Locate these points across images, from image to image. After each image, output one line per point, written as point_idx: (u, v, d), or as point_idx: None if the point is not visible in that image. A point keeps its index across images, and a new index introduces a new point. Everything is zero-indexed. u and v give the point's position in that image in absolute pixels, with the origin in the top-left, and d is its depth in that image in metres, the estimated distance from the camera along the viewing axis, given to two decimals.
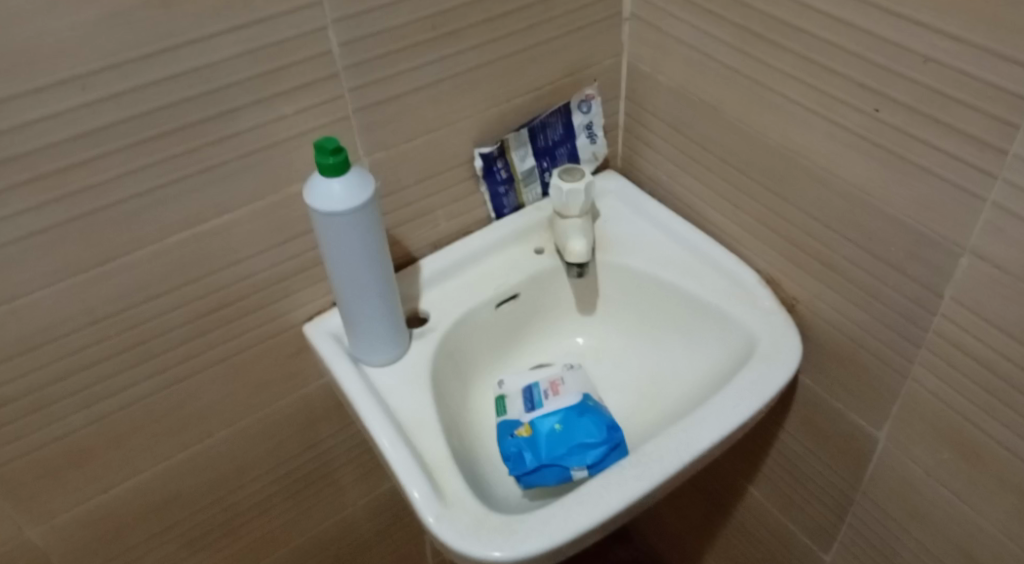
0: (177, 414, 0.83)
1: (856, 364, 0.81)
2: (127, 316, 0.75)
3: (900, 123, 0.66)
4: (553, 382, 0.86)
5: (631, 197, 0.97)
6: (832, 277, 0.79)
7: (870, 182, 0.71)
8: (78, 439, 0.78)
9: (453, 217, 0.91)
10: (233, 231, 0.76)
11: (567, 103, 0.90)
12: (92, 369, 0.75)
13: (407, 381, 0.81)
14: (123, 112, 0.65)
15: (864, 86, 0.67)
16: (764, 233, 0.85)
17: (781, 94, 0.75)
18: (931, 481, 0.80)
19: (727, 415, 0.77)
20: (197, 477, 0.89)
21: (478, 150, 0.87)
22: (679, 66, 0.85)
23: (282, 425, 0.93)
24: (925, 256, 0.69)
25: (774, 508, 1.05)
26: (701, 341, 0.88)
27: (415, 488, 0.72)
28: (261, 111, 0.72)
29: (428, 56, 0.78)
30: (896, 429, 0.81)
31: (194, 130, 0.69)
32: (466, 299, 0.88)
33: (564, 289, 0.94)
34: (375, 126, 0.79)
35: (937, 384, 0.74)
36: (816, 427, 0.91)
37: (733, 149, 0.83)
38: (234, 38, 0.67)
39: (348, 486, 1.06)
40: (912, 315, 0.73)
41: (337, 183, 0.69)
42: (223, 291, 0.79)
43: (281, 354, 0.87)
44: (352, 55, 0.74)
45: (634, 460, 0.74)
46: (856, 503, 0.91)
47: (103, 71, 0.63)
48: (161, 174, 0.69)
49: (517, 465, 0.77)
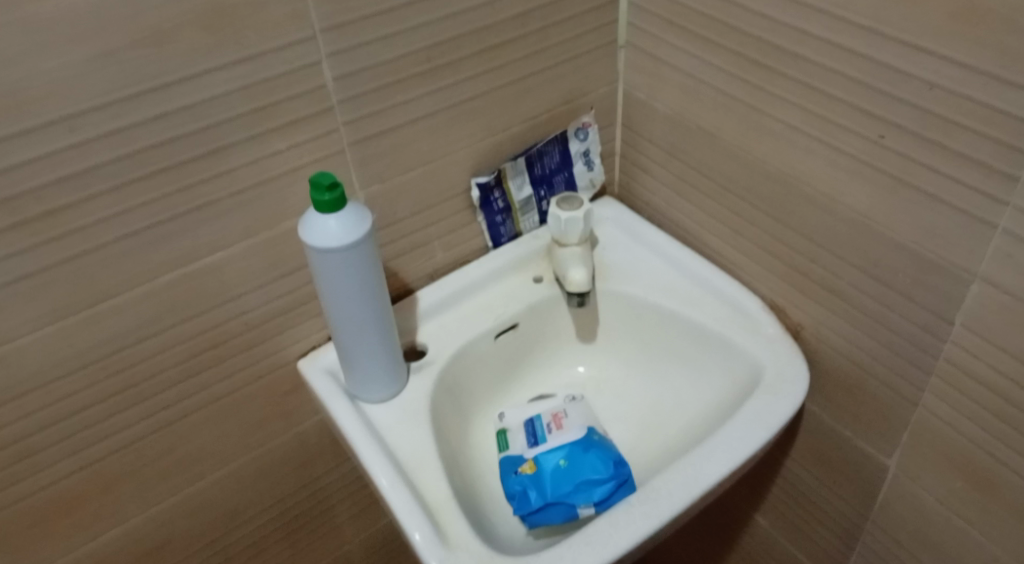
0: (170, 456, 0.81)
1: (864, 392, 0.80)
2: (117, 359, 0.73)
3: (904, 150, 0.65)
4: (556, 415, 0.83)
5: (630, 223, 0.96)
6: (838, 304, 0.78)
7: (874, 208, 0.69)
8: (66, 487, 0.76)
9: (450, 248, 0.89)
10: (226, 269, 0.74)
11: (564, 131, 0.89)
12: (81, 414, 0.73)
13: (406, 418, 0.79)
14: (113, 152, 0.63)
15: (867, 112, 0.66)
16: (766, 259, 0.84)
17: (782, 121, 0.74)
18: (944, 510, 0.79)
19: (735, 447, 0.75)
20: (190, 520, 0.87)
21: (475, 180, 0.85)
22: (677, 93, 0.83)
23: (277, 463, 0.90)
24: (933, 283, 0.68)
25: (781, 535, 1.03)
26: (705, 370, 0.87)
27: (417, 531, 0.70)
28: (253, 148, 0.70)
29: (422, 88, 0.76)
30: (906, 457, 0.79)
31: (185, 168, 0.67)
32: (464, 330, 0.86)
33: (564, 318, 0.92)
34: (369, 160, 0.77)
35: (949, 412, 0.73)
36: (824, 455, 0.89)
37: (733, 176, 0.82)
38: (225, 75, 0.65)
39: (346, 522, 1.03)
40: (921, 343, 0.72)
41: (333, 219, 0.67)
42: (217, 329, 0.77)
43: (277, 392, 0.85)
44: (345, 89, 0.72)
45: (642, 496, 0.72)
46: (866, 531, 0.90)
47: (91, 112, 0.61)
48: (151, 214, 0.68)
49: (522, 504, 0.74)
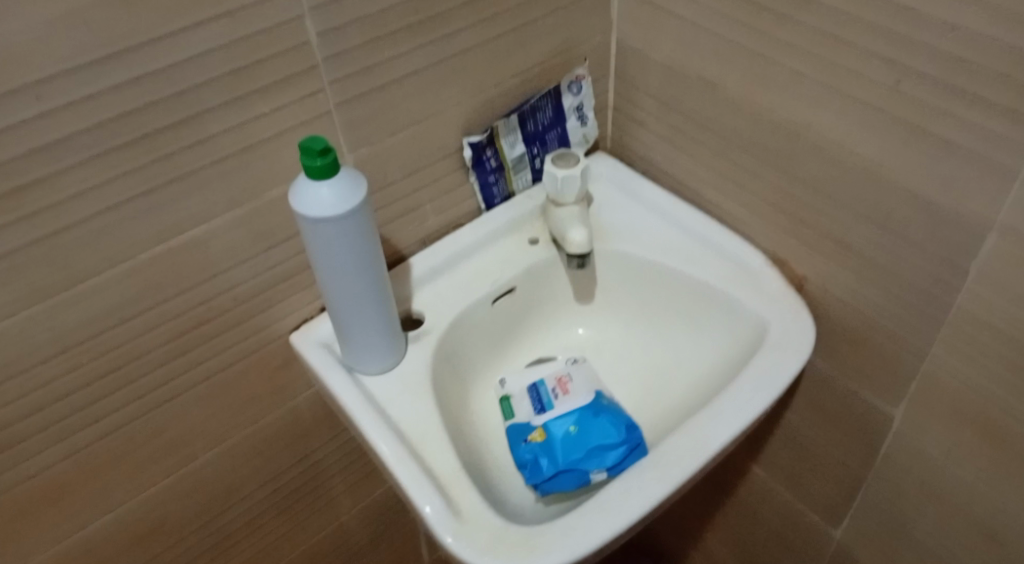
0: (160, 438, 0.78)
1: (870, 344, 0.79)
2: (100, 342, 0.69)
3: (920, 95, 0.63)
4: (560, 379, 0.80)
5: (626, 180, 0.93)
6: (846, 256, 0.77)
7: (887, 156, 0.68)
8: (51, 476, 0.72)
9: (442, 211, 0.86)
10: (211, 243, 0.70)
11: (556, 85, 0.86)
12: (64, 401, 0.69)
13: (406, 389, 0.77)
14: (85, 122, 0.59)
15: (882, 58, 0.64)
16: (769, 212, 0.82)
17: (790, 69, 0.72)
18: (951, 459, 0.79)
19: (745, 405, 0.74)
20: (183, 501, 0.84)
21: (466, 139, 0.82)
22: (675, 43, 0.80)
23: (271, 440, 0.88)
24: (948, 233, 0.67)
25: (781, 487, 1.03)
26: (708, 327, 0.85)
27: (427, 505, 0.68)
28: (235, 112, 0.66)
29: (411, 43, 0.72)
30: (914, 408, 0.79)
31: (164, 136, 0.63)
32: (461, 296, 0.83)
33: (562, 280, 0.90)
34: (358, 121, 0.73)
35: (959, 362, 0.72)
36: (826, 407, 0.89)
37: (735, 128, 0.80)
38: (203, 34, 0.61)
39: (342, 495, 1.01)
40: (933, 294, 0.71)
41: (325, 186, 0.64)
42: (203, 306, 0.73)
43: (268, 368, 0.82)
44: (330, 46, 0.68)
45: (655, 460, 0.70)
46: (869, 481, 0.90)
47: (58, 78, 0.57)
48: (129, 187, 0.63)
49: (534, 474, 0.73)
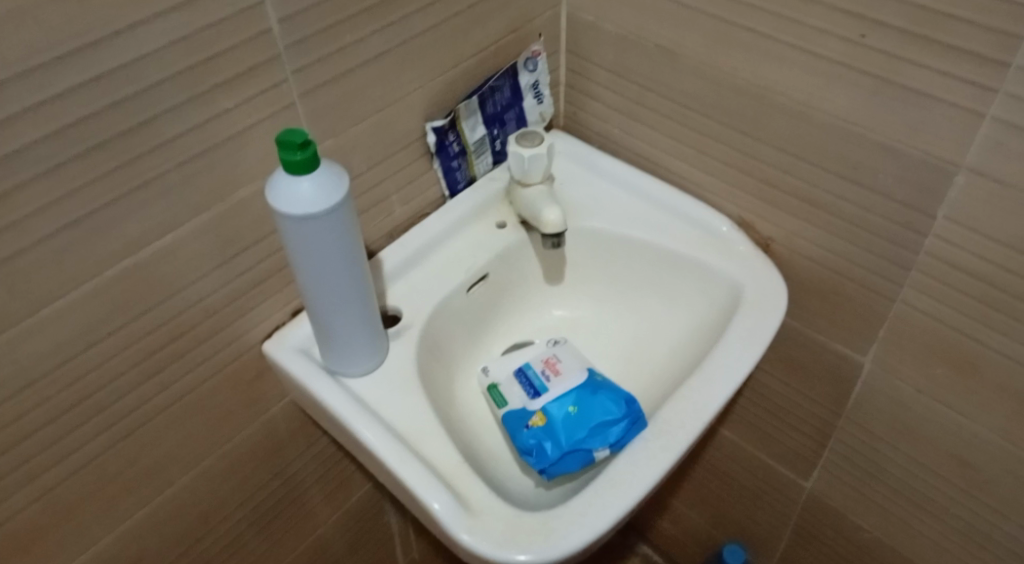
0: (135, 468, 0.72)
1: (839, 296, 0.82)
2: (67, 370, 0.63)
3: (888, 48, 0.66)
4: (549, 361, 0.79)
5: (584, 155, 0.93)
6: (815, 213, 0.79)
7: (856, 111, 0.70)
8: (21, 522, 0.66)
9: (407, 201, 0.83)
10: (179, 252, 0.66)
11: (513, 64, 0.85)
12: (30, 439, 0.63)
13: (395, 387, 0.74)
14: (40, 130, 0.54)
15: (848, 13, 0.66)
16: (734, 176, 0.83)
17: (753, 31, 0.73)
18: (922, 397, 0.82)
19: (735, 367, 0.74)
20: (160, 532, 0.79)
21: (429, 125, 0.80)
22: (631, 12, 0.81)
23: (247, 456, 0.83)
24: (917, 179, 0.70)
25: (750, 445, 1.06)
26: (681, 294, 0.86)
27: (436, 502, 0.65)
28: (198, 109, 0.61)
29: (372, 25, 0.69)
30: (885, 353, 0.82)
31: (125, 141, 0.58)
32: (436, 286, 0.81)
33: (532, 262, 0.89)
34: (323, 111, 0.70)
35: (929, 303, 0.76)
36: (795, 362, 0.91)
37: (697, 94, 0.81)
38: (162, 25, 0.56)
39: (318, 506, 0.97)
40: (903, 241, 0.74)
41: (306, 181, 0.60)
42: (174, 320, 0.69)
43: (242, 381, 0.78)
44: (292, 32, 0.64)
45: (657, 430, 0.70)
46: (840, 429, 0.93)
47: (9, 82, 0.51)
48: (91, 199, 0.58)
49: (540, 458, 0.72)
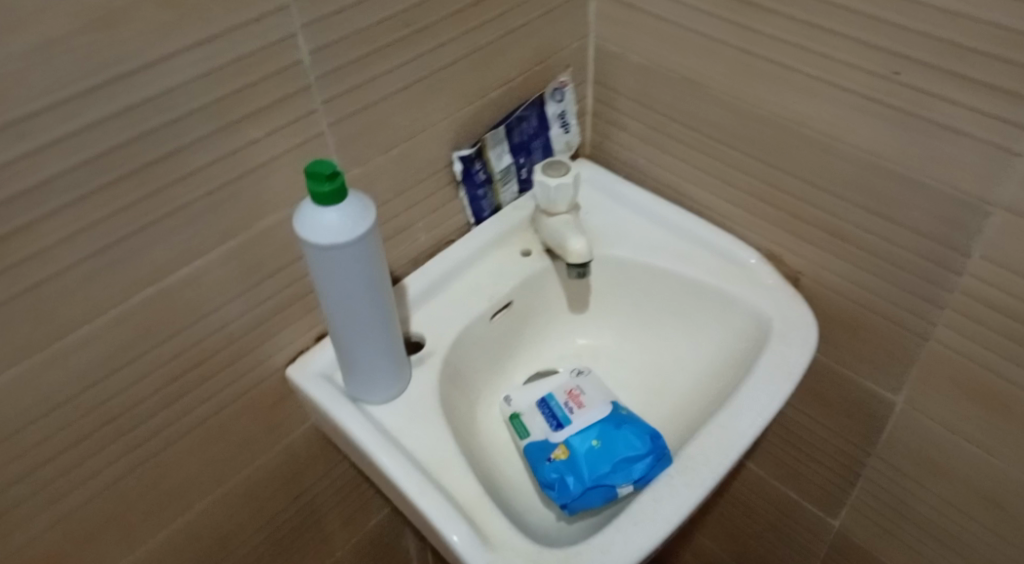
0: (155, 491, 0.73)
1: (869, 332, 0.81)
2: (91, 394, 0.64)
3: (919, 84, 0.65)
4: (572, 392, 0.79)
5: (610, 184, 0.92)
6: (843, 247, 0.78)
7: (885, 147, 0.69)
8: (42, 543, 0.67)
9: (432, 228, 0.83)
10: (205, 279, 0.66)
11: (540, 94, 0.85)
12: (53, 462, 0.64)
13: (417, 416, 0.73)
14: (71, 160, 0.54)
15: (878, 49, 0.65)
16: (761, 208, 0.83)
17: (781, 64, 0.72)
18: (953, 437, 0.81)
19: (761, 403, 0.73)
20: (179, 555, 0.79)
21: (456, 153, 0.80)
22: (657, 42, 0.80)
23: (268, 480, 0.83)
24: (949, 216, 0.69)
25: (775, 479, 1.04)
26: (707, 326, 0.85)
27: (454, 534, 0.65)
28: (227, 139, 0.62)
29: (400, 56, 0.70)
30: (915, 391, 0.81)
31: (155, 170, 0.59)
32: (460, 314, 0.81)
33: (556, 290, 0.88)
34: (350, 140, 0.70)
35: (961, 342, 0.74)
36: (822, 397, 0.90)
37: (724, 126, 0.80)
38: (193, 57, 0.57)
39: (337, 530, 0.97)
40: (933, 277, 0.73)
41: (333, 212, 0.61)
42: (199, 345, 0.69)
43: (264, 406, 0.78)
44: (322, 64, 0.65)
45: (682, 467, 0.69)
46: (869, 467, 0.91)
47: (42, 113, 0.52)
48: (120, 226, 0.59)
49: (562, 492, 0.71)
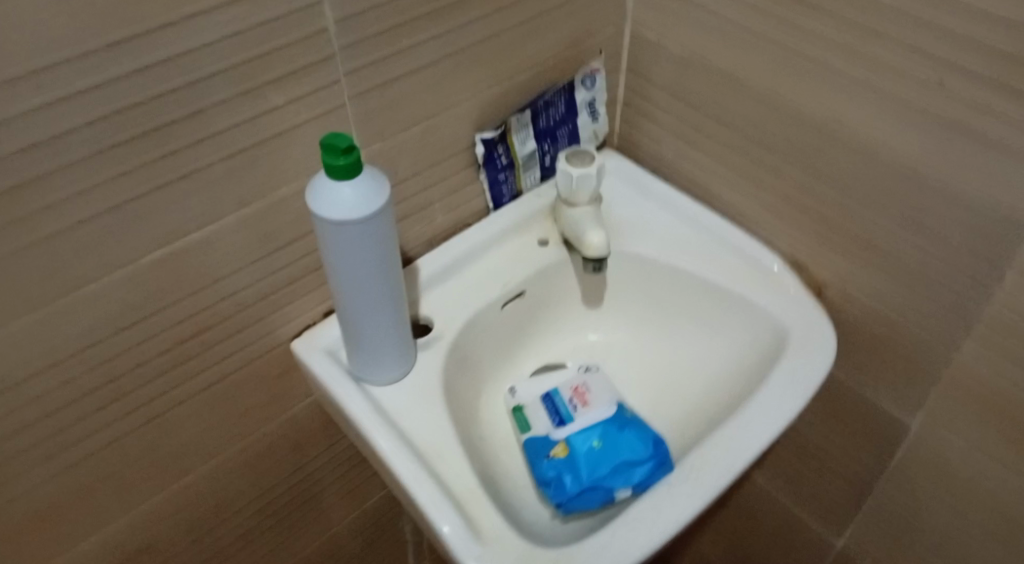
0: (153, 453, 0.72)
1: (891, 351, 0.78)
2: (95, 353, 0.63)
3: (968, 98, 0.62)
4: (577, 389, 0.77)
5: (636, 178, 0.90)
6: (872, 262, 0.75)
7: (926, 161, 0.67)
8: (37, 498, 0.67)
9: (450, 210, 0.82)
10: (216, 246, 0.65)
11: (571, 80, 0.82)
12: (52, 417, 0.63)
13: (418, 400, 0.72)
14: (87, 115, 0.53)
15: (928, 59, 0.63)
16: (790, 214, 0.80)
17: (824, 66, 0.69)
18: (970, 465, 0.78)
19: (772, 416, 0.71)
20: (174, 519, 0.78)
21: (479, 135, 0.78)
22: (697, 34, 0.78)
23: (267, 452, 0.82)
24: (987, 239, 0.66)
25: (780, 492, 1.02)
26: (723, 331, 0.83)
27: (445, 524, 0.64)
28: (248, 104, 0.60)
29: (430, 31, 0.68)
30: (934, 415, 0.78)
31: (172, 131, 0.57)
32: (472, 299, 0.79)
33: (572, 282, 0.86)
34: (372, 114, 0.69)
35: (988, 369, 0.72)
36: (836, 414, 0.88)
37: (759, 126, 0.77)
38: (218, 17, 0.56)
39: (334, 506, 0.96)
40: (963, 301, 0.70)
41: (347, 186, 0.59)
42: (206, 312, 0.68)
43: (268, 377, 0.77)
44: (349, 33, 0.63)
45: (684, 475, 0.67)
46: (879, 488, 0.89)
47: (60, 66, 0.51)
48: (133, 186, 0.58)
49: (558, 491, 0.70)
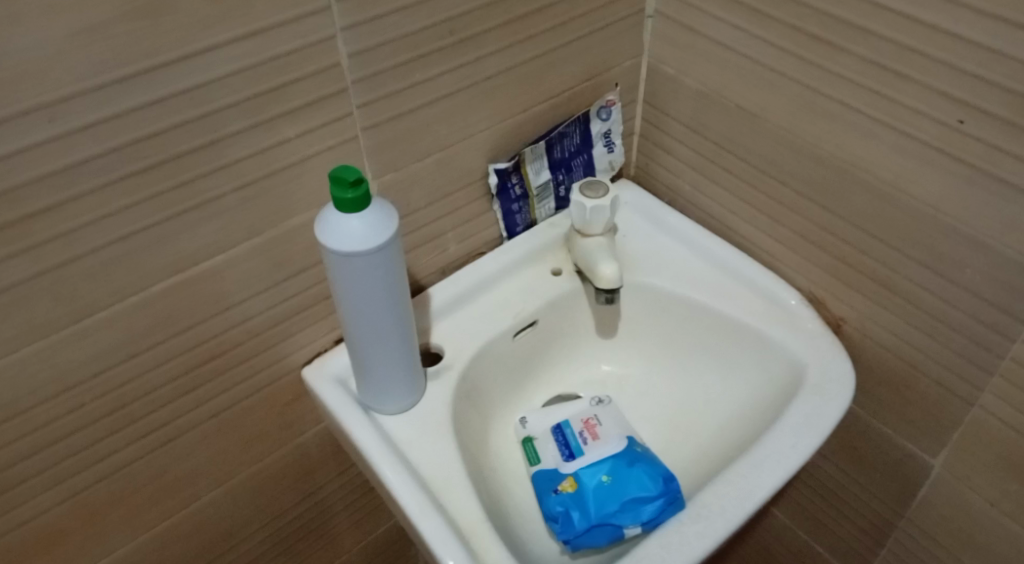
0: (163, 479, 0.72)
1: (910, 389, 0.76)
2: (105, 379, 0.63)
3: (987, 136, 0.61)
4: (587, 422, 0.77)
5: (651, 209, 0.90)
6: (890, 298, 0.74)
7: (944, 199, 0.65)
8: (46, 522, 0.67)
9: (463, 239, 0.82)
10: (227, 274, 0.66)
11: (586, 111, 0.82)
12: (61, 442, 0.64)
13: (426, 431, 0.72)
14: (100, 146, 0.54)
15: (947, 96, 0.62)
16: (807, 248, 0.79)
17: (841, 101, 0.69)
18: (993, 510, 0.76)
19: (786, 455, 0.69)
20: (182, 544, 0.78)
21: (493, 166, 0.78)
22: (713, 68, 0.77)
23: (277, 478, 0.82)
24: (1008, 279, 0.64)
25: (798, 529, 1.00)
26: (738, 365, 0.82)
27: (450, 559, 0.63)
28: (260, 136, 0.61)
29: (443, 65, 0.68)
30: (956, 457, 0.76)
31: (184, 162, 0.58)
32: (483, 329, 0.79)
33: (585, 313, 0.86)
34: (385, 146, 0.69)
35: (1010, 413, 0.70)
36: (856, 452, 0.86)
37: (776, 160, 0.77)
38: (232, 52, 0.56)
39: (344, 533, 0.96)
40: (986, 342, 0.68)
41: (355, 219, 0.59)
42: (216, 339, 0.68)
43: (279, 403, 0.77)
44: (363, 67, 0.64)
45: (694, 513, 0.66)
46: (899, 529, 0.86)
47: (74, 98, 0.52)
48: (144, 216, 0.58)
49: (565, 527, 0.69)
